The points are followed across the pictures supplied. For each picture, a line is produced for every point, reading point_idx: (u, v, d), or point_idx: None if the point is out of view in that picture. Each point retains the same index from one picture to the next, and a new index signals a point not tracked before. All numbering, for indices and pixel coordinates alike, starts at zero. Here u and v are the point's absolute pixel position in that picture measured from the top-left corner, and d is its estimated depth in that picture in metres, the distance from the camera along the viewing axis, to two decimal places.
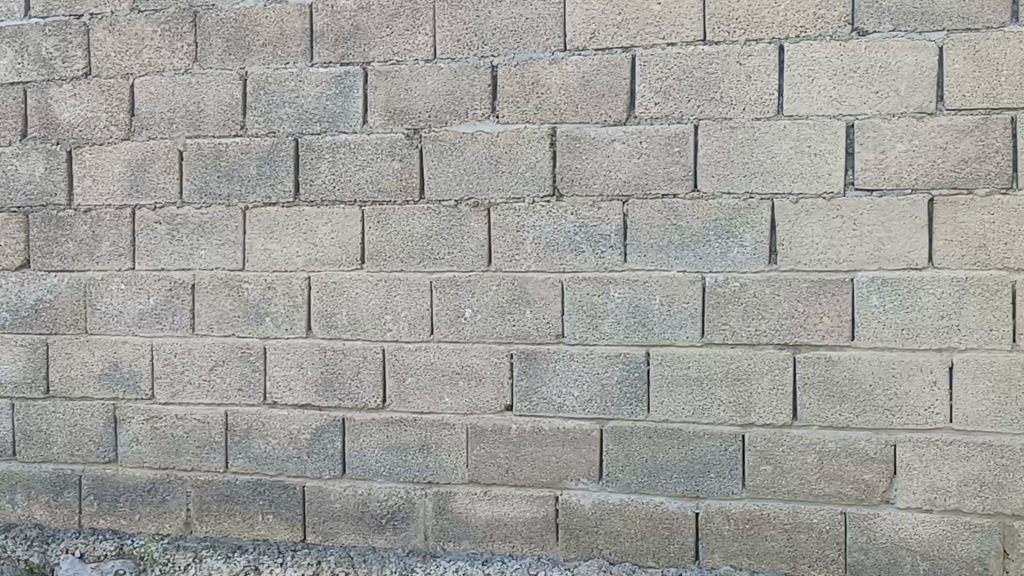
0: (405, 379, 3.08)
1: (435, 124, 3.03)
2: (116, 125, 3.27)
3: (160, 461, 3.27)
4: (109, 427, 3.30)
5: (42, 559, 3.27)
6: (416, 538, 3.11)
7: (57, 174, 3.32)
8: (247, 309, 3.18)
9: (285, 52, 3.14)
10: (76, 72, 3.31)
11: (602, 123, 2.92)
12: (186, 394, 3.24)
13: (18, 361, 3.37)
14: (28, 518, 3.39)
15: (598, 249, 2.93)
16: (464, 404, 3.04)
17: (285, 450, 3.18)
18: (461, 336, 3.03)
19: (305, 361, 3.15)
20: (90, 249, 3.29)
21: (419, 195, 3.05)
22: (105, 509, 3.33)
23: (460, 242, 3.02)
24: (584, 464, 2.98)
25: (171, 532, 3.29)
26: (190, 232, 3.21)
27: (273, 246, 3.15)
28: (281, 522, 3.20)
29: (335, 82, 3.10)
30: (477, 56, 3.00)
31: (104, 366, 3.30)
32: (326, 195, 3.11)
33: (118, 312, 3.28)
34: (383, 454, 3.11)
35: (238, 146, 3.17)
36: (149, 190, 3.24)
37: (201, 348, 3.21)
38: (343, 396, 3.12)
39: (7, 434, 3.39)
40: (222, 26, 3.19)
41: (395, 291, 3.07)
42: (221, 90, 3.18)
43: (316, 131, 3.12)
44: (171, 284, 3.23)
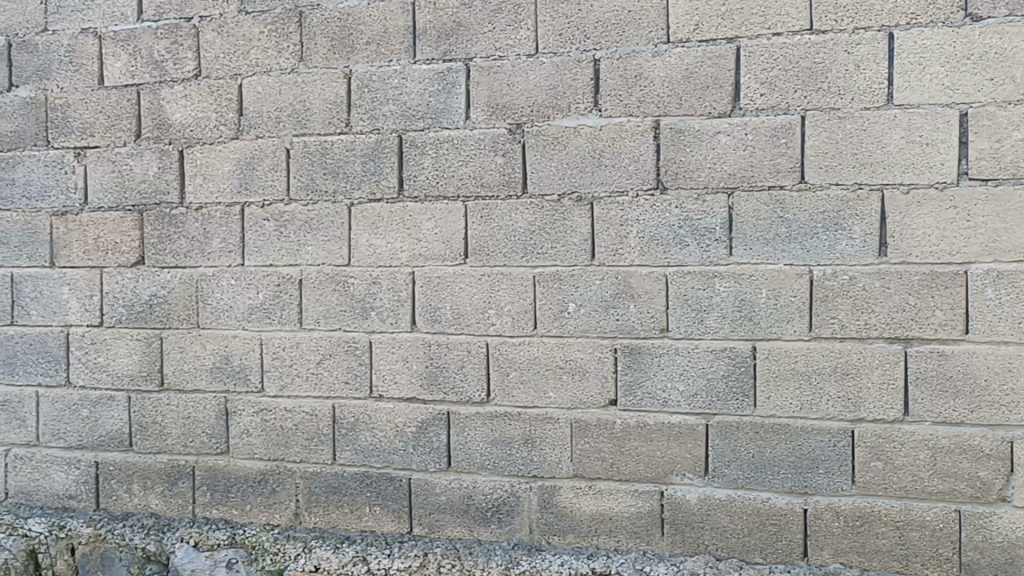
0: (509, 373, 3.09)
1: (537, 119, 3.04)
2: (225, 124, 3.35)
3: (269, 453, 3.34)
4: (221, 419, 3.39)
5: (159, 547, 3.39)
6: (521, 531, 3.12)
7: (170, 173, 3.41)
8: (353, 303, 3.22)
9: (388, 50, 3.18)
10: (187, 73, 3.40)
11: (707, 116, 2.90)
12: (295, 387, 3.30)
13: (133, 355, 3.47)
14: (144, 507, 3.50)
15: (703, 243, 2.91)
16: (568, 399, 3.05)
17: (391, 443, 3.22)
18: (565, 331, 3.03)
19: (410, 355, 3.18)
20: (201, 246, 3.38)
21: (522, 189, 3.05)
22: (217, 499, 3.42)
23: (564, 237, 3.02)
24: (689, 459, 2.96)
25: (281, 523, 3.36)
26: (298, 228, 3.27)
27: (378, 242, 3.20)
28: (388, 514, 3.24)
29: (438, 79, 3.13)
30: (579, 50, 3.00)
31: (215, 360, 3.38)
32: (430, 191, 3.14)
33: (229, 307, 3.36)
34: (488, 447, 3.13)
35: (343, 143, 3.22)
36: (258, 188, 3.32)
37: (310, 342, 3.28)
38: (448, 390, 3.15)
39: (124, 425, 3.50)
40: (327, 25, 3.23)
41: (498, 285, 3.08)
42: (327, 89, 3.23)
43: (420, 127, 3.15)
44: (279, 279, 3.29)
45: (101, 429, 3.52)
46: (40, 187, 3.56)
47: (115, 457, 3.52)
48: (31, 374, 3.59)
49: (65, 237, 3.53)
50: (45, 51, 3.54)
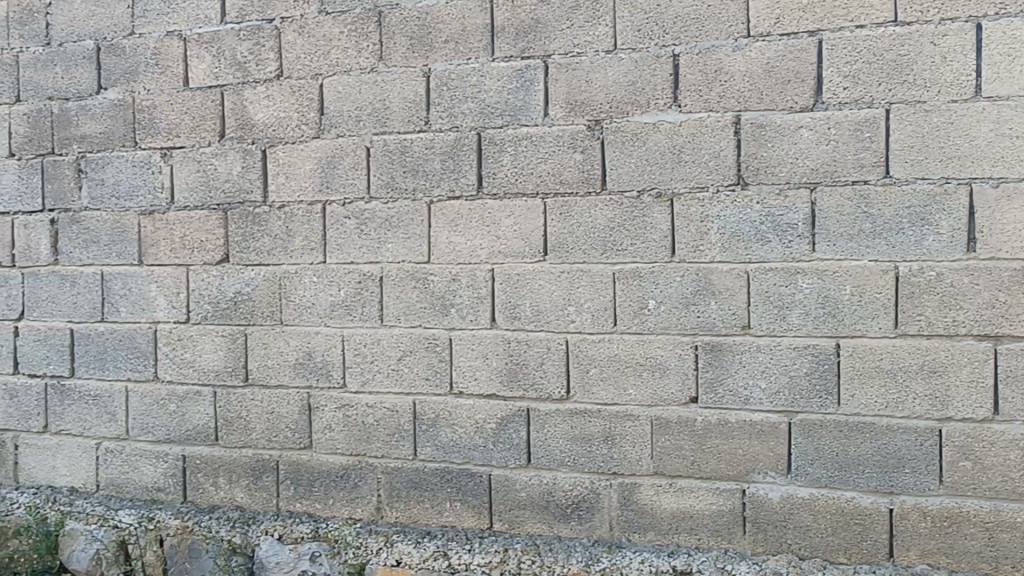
0: (589, 370, 3.09)
1: (616, 115, 3.03)
2: (307, 124, 3.40)
3: (351, 449, 3.39)
4: (304, 415, 3.44)
5: (244, 540, 3.46)
6: (601, 528, 3.12)
7: (253, 173, 3.47)
8: (433, 300, 3.25)
9: (467, 49, 3.19)
10: (269, 74, 3.45)
11: (789, 110, 2.86)
12: (376, 384, 3.34)
13: (219, 351, 3.54)
14: (230, 500, 3.57)
15: (785, 239, 2.88)
16: (649, 396, 3.04)
17: (471, 439, 3.24)
18: (645, 328, 3.02)
19: (489, 352, 3.20)
20: (284, 244, 3.43)
21: (601, 186, 3.05)
22: (300, 493, 3.47)
23: (643, 234, 3.01)
24: (772, 457, 2.93)
25: (363, 517, 3.40)
26: (379, 226, 3.30)
27: (458, 240, 3.22)
28: (468, 510, 3.26)
29: (517, 76, 3.13)
30: (658, 46, 2.98)
31: (298, 356, 3.43)
32: (509, 188, 3.15)
33: (311, 304, 3.40)
34: (568, 444, 3.13)
35: (423, 142, 3.24)
36: (339, 186, 3.36)
37: (390, 339, 3.31)
38: (528, 387, 3.16)
39: (210, 420, 3.57)
40: (406, 24, 3.26)
41: (577, 281, 3.08)
42: (407, 88, 3.26)
43: (499, 124, 3.16)
44: (360, 277, 3.33)
45: (188, 424, 3.60)
46: (128, 187, 3.66)
47: (201, 451, 3.59)
48: (120, 369, 3.69)
49: (152, 236, 3.62)
50: (132, 54, 3.63)
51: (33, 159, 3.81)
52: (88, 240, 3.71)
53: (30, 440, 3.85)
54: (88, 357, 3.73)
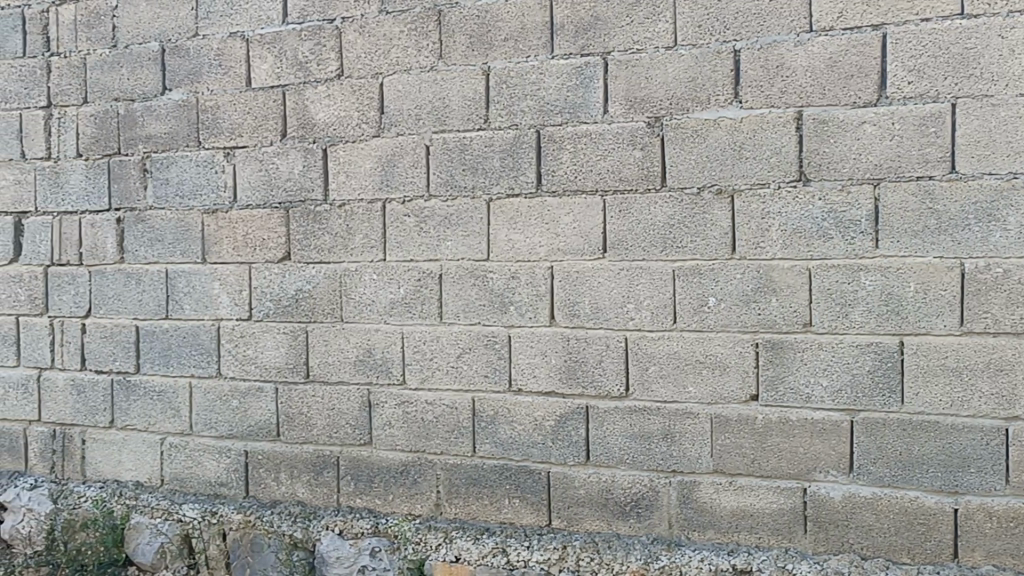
0: (648, 368, 3.08)
1: (676, 112, 3.02)
2: (367, 123, 3.43)
3: (411, 445, 3.41)
4: (364, 411, 3.47)
5: (305, 534, 3.49)
6: (660, 526, 3.11)
7: (314, 171, 3.51)
8: (492, 297, 3.26)
9: (526, 46, 3.20)
10: (331, 73, 3.48)
11: (852, 105, 2.83)
12: (436, 380, 3.36)
13: (280, 348, 3.58)
14: (291, 496, 3.60)
15: (847, 235, 2.85)
16: (709, 394, 3.02)
17: (530, 436, 3.24)
18: (705, 325, 3.01)
19: (549, 349, 3.20)
20: (345, 241, 3.47)
21: (660, 183, 3.04)
22: (360, 488, 3.50)
23: (703, 230, 3.00)
24: (833, 456, 2.90)
25: (422, 513, 3.42)
26: (438, 223, 3.32)
27: (517, 237, 3.22)
28: (527, 506, 3.27)
29: (577, 74, 3.13)
30: (719, 42, 2.96)
31: (358, 353, 3.46)
32: (568, 185, 3.15)
33: (371, 301, 3.43)
34: (627, 442, 3.12)
35: (482, 140, 3.26)
36: (398, 184, 3.38)
37: (449, 336, 3.32)
38: (587, 384, 3.16)
39: (271, 416, 3.61)
40: (465, 23, 3.27)
41: (637, 279, 3.08)
42: (466, 86, 3.28)
43: (558, 122, 3.16)
44: (420, 274, 3.35)
45: (250, 419, 3.65)
46: (192, 186, 3.71)
47: (263, 446, 3.64)
48: (184, 365, 3.75)
49: (216, 234, 3.67)
50: (196, 55, 3.69)
51: (100, 158, 3.88)
52: (153, 238, 3.78)
53: (96, 435, 3.93)
54: (153, 353, 3.80)
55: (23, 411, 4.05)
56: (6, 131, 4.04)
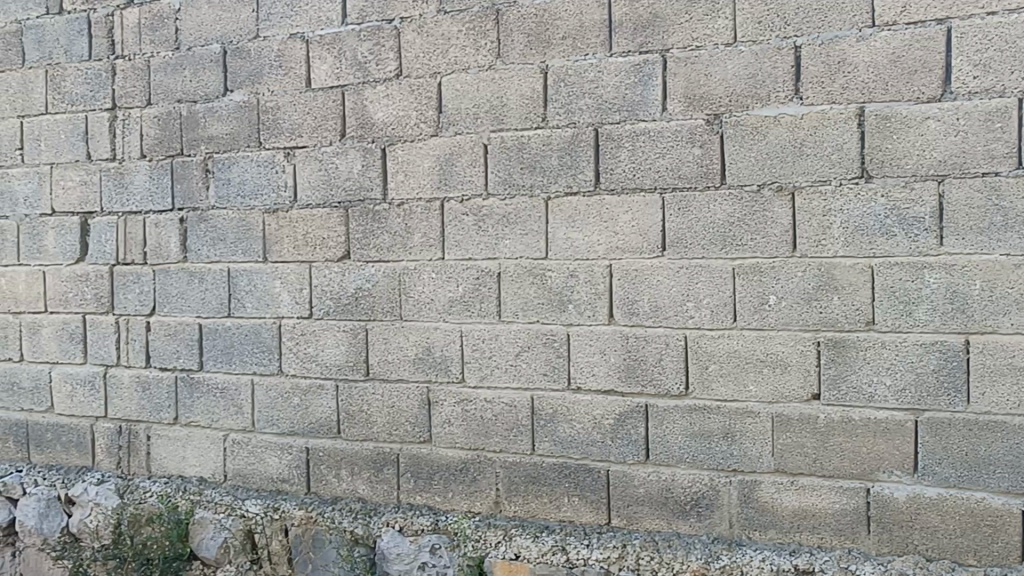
0: (708, 366, 3.07)
1: (736, 109, 3.00)
2: (426, 122, 3.45)
3: (471, 443, 3.42)
4: (424, 409, 3.49)
5: (366, 531, 3.52)
6: (721, 526, 3.09)
7: (373, 171, 3.54)
8: (551, 296, 3.26)
9: (585, 44, 3.19)
10: (389, 73, 3.51)
11: (915, 100, 2.79)
12: (495, 379, 3.37)
13: (341, 346, 3.62)
14: (352, 492, 3.64)
15: (910, 233, 2.81)
16: (770, 392, 3.00)
17: (589, 434, 3.24)
18: (765, 323, 2.99)
19: (608, 348, 3.20)
20: (404, 240, 3.49)
21: (720, 180, 3.02)
22: (420, 486, 3.52)
23: (764, 228, 2.97)
24: (897, 456, 2.87)
25: (482, 511, 3.43)
26: (496, 222, 3.33)
27: (575, 235, 3.22)
28: (586, 505, 3.27)
29: (635, 71, 3.12)
30: (779, 38, 2.94)
31: (418, 351, 3.48)
32: (627, 183, 3.14)
33: (431, 300, 3.45)
34: (687, 441, 3.11)
35: (541, 138, 3.26)
36: (457, 183, 3.40)
37: (508, 334, 3.33)
38: (646, 383, 3.15)
39: (332, 413, 3.65)
40: (523, 22, 3.28)
41: (696, 277, 3.06)
42: (524, 84, 3.28)
43: (616, 120, 3.15)
44: (479, 273, 3.37)
45: (311, 417, 3.69)
46: (254, 186, 3.76)
47: (324, 443, 3.67)
48: (246, 363, 3.80)
49: (277, 233, 3.72)
50: (256, 57, 3.74)
51: (163, 159, 3.95)
52: (215, 238, 3.84)
53: (161, 431, 3.99)
54: (216, 351, 3.86)
55: (90, 408, 4.13)
56: (73, 134, 4.12)
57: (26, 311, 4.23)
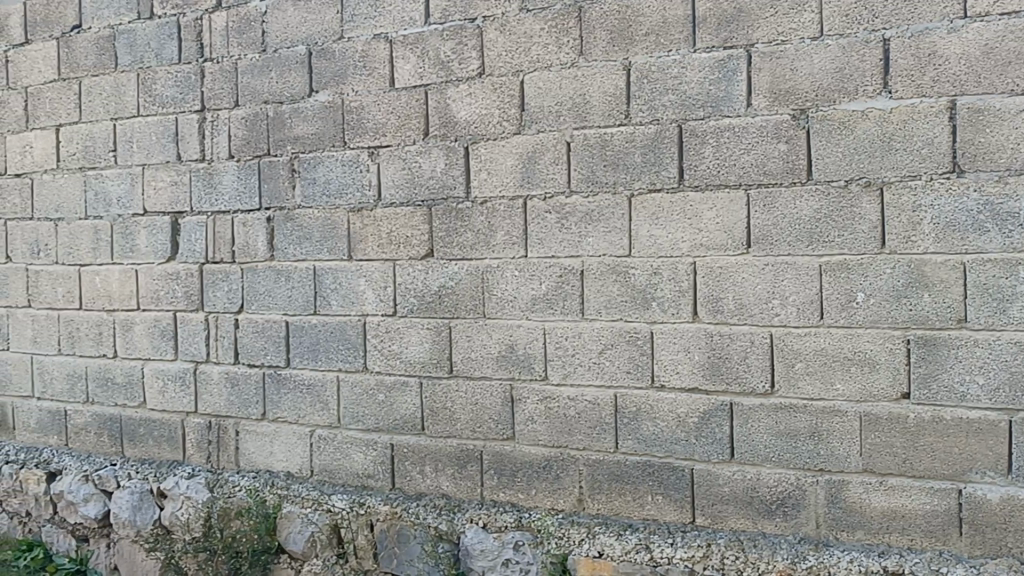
0: (794, 365, 3.03)
1: (823, 103, 2.96)
2: (508, 120, 3.46)
3: (554, 440, 3.43)
4: (507, 406, 3.51)
5: (450, 527, 3.55)
6: (808, 526, 3.05)
7: (456, 169, 3.56)
8: (635, 293, 3.25)
9: (668, 40, 3.17)
10: (472, 72, 3.53)
11: (1009, 93, 2.74)
12: (578, 376, 3.37)
13: (425, 343, 3.65)
14: (436, 488, 3.67)
15: (1004, 228, 2.75)
16: (857, 391, 2.95)
17: (673, 433, 3.22)
18: (853, 321, 2.94)
19: (691, 346, 3.18)
20: (487, 239, 3.51)
21: (806, 176, 2.99)
22: (504, 483, 3.53)
23: (852, 224, 2.93)
24: (990, 457, 2.81)
25: (565, 508, 3.43)
26: (579, 220, 3.33)
27: (659, 232, 3.21)
28: (670, 503, 3.25)
29: (719, 67, 3.10)
30: (868, 30, 2.89)
31: (501, 348, 3.50)
32: (711, 180, 3.12)
33: (514, 297, 3.46)
34: (773, 440, 3.08)
35: (624, 135, 3.25)
36: (540, 181, 3.40)
37: (592, 332, 3.33)
38: (731, 381, 3.13)
39: (417, 410, 3.68)
40: (606, 19, 3.27)
41: (782, 274, 3.03)
42: (607, 81, 3.28)
43: (700, 116, 3.13)
44: (562, 271, 3.37)
45: (396, 413, 3.73)
46: (338, 186, 3.81)
47: (409, 439, 3.71)
48: (332, 360, 3.85)
49: (361, 232, 3.76)
50: (341, 58, 3.79)
51: (250, 160, 4.02)
52: (301, 237, 3.90)
53: (249, 427, 4.07)
54: (302, 348, 3.92)
55: (181, 403, 4.22)
56: (164, 135, 4.22)
57: (120, 308, 4.36)
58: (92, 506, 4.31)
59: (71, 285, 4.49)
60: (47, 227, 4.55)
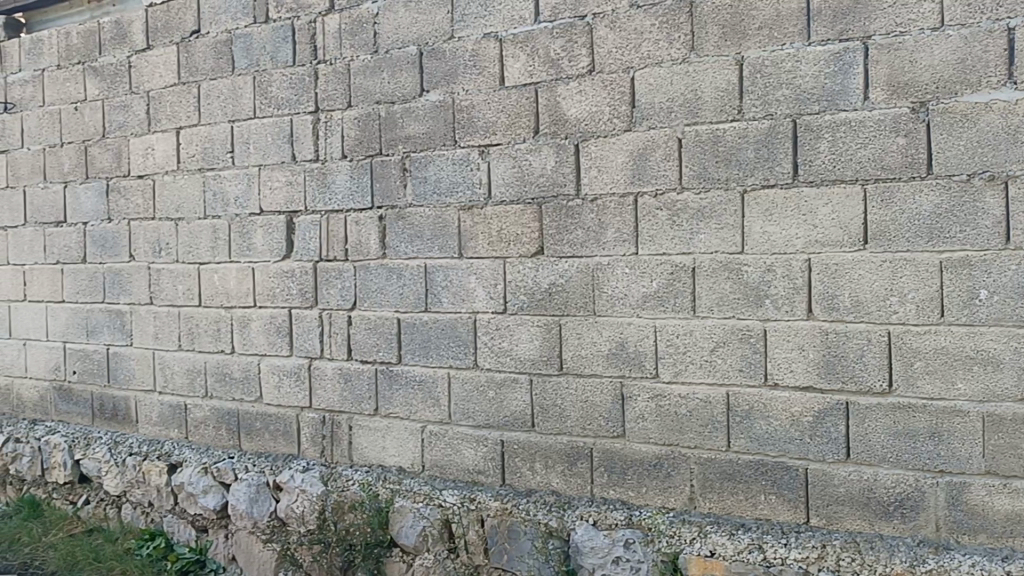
0: (913, 364, 2.96)
1: (944, 95, 2.89)
2: (619, 117, 3.46)
3: (664, 438, 3.41)
4: (618, 403, 3.50)
5: (560, 523, 3.56)
6: (927, 528, 2.98)
7: (566, 167, 3.57)
8: (747, 291, 3.22)
9: (782, 34, 3.13)
10: (582, 70, 3.53)
11: None
12: (689, 374, 3.34)
13: (535, 341, 3.67)
14: (546, 485, 3.68)
15: None
16: (980, 391, 2.88)
17: (787, 431, 3.18)
18: (975, 319, 2.87)
19: (806, 344, 3.13)
20: (597, 236, 3.50)
21: (926, 170, 2.92)
22: (614, 480, 3.53)
23: (974, 220, 2.86)
24: None
25: (676, 506, 3.41)
26: (691, 216, 3.31)
27: (772, 229, 3.17)
28: (784, 503, 3.21)
29: (834, 60, 3.04)
30: (991, 20, 2.82)
31: (611, 346, 3.49)
32: (827, 175, 3.07)
33: (624, 295, 3.46)
34: (891, 440, 3.01)
35: (736, 131, 3.21)
36: (651, 178, 3.39)
37: (703, 330, 3.30)
38: (847, 380, 3.07)
39: (527, 407, 3.70)
40: (718, 13, 3.24)
41: (900, 271, 2.96)
42: (719, 76, 3.24)
43: (815, 110, 3.08)
44: (673, 268, 3.35)
45: (506, 410, 3.75)
46: (450, 184, 3.85)
47: (519, 436, 3.73)
48: (443, 356, 3.90)
49: (472, 230, 3.80)
50: (453, 57, 3.82)
51: (363, 159, 4.09)
52: (413, 235, 3.95)
53: (362, 422, 4.13)
54: (414, 345, 3.97)
55: (296, 398, 4.31)
56: (280, 136, 4.31)
57: (237, 305, 4.47)
58: (211, 498, 4.44)
59: (191, 282, 4.63)
60: (168, 227, 4.70)
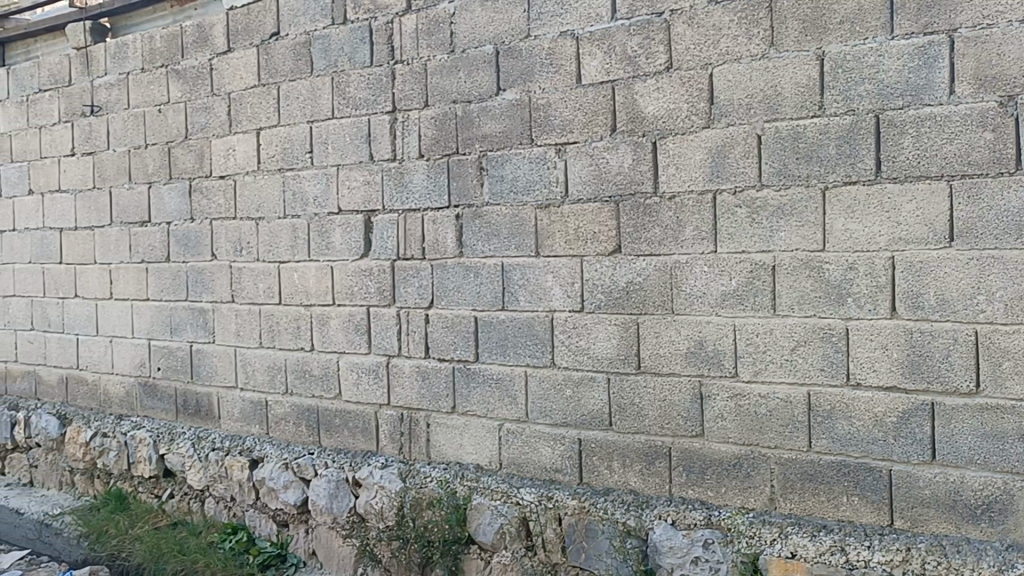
0: (1001, 364, 2.90)
1: None
2: (697, 115, 3.43)
3: (744, 438, 3.38)
4: (696, 403, 3.47)
5: (638, 523, 3.55)
6: (1016, 532, 2.92)
7: (644, 165, 3.55)
8: (829, 289, 3.17)
9: (864, 28, 3.08)
10: (659, 67, 3.51)
11: None
12: (769, 373, 3.31)
13: (612, 339, 3.66)
14: (624, 484, 3.67)
15: None
16: None
17: (870, 432, 3.13)
18: None
19: (890, 343, 3.08)
20: (675, 234, 3.48)
21: (1015, 166, 2.85)
22: (692, 480, 3.50)
23: None
24: None
25: (756, 506, 3.38)
26: (770, 214, 3.27)
27: (854, 227, 3.12)
28: (867, 505, 3.16)
29: (918, 54, 2.99)
30: None
31: (689, 345, 3.47)
32: (911, 171, 3.01)
33: (702, 293, 3.43)
34: (978, 441, 2.95)
35: (817, 127, 3.17)
36: (729, 175, 3.36)
37: (783, 329, 3.26)
38: (933, 380, 3.01)
39: (604, 406, 3.69)
40: (799, 8, 3.20)
41: (988, 269, 2.90)
42: (800, 72, 3.20)
43: (899, 105, 3.03)
44: (753, 266, 3.31)
45: (584, 408, 3.75)
46: (526, 182, 3.85)
47: (597, 435, 3.72)
48: (521, 355, 3.90)
49: (549, 229, 3.80)
50: (529, 56, 3.83)
51: (440, 159, 4.11)
52: (490, 234, 3.97)
53: (440, 419, 4.16)
54: (492, 343, 3.98)
55: (374, 396, 4.36)
56: (358, 136, 4.36)
57: (317, 304, 4.53)
58: (292, 494, 4.51)
59: (271, 281, 4.70)
60: (249, 227, 4.78)
